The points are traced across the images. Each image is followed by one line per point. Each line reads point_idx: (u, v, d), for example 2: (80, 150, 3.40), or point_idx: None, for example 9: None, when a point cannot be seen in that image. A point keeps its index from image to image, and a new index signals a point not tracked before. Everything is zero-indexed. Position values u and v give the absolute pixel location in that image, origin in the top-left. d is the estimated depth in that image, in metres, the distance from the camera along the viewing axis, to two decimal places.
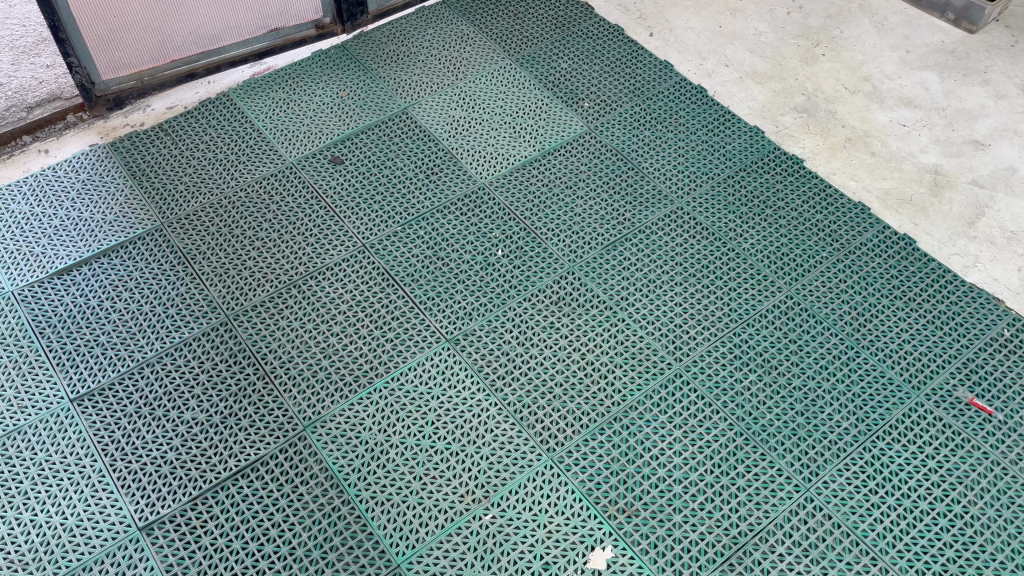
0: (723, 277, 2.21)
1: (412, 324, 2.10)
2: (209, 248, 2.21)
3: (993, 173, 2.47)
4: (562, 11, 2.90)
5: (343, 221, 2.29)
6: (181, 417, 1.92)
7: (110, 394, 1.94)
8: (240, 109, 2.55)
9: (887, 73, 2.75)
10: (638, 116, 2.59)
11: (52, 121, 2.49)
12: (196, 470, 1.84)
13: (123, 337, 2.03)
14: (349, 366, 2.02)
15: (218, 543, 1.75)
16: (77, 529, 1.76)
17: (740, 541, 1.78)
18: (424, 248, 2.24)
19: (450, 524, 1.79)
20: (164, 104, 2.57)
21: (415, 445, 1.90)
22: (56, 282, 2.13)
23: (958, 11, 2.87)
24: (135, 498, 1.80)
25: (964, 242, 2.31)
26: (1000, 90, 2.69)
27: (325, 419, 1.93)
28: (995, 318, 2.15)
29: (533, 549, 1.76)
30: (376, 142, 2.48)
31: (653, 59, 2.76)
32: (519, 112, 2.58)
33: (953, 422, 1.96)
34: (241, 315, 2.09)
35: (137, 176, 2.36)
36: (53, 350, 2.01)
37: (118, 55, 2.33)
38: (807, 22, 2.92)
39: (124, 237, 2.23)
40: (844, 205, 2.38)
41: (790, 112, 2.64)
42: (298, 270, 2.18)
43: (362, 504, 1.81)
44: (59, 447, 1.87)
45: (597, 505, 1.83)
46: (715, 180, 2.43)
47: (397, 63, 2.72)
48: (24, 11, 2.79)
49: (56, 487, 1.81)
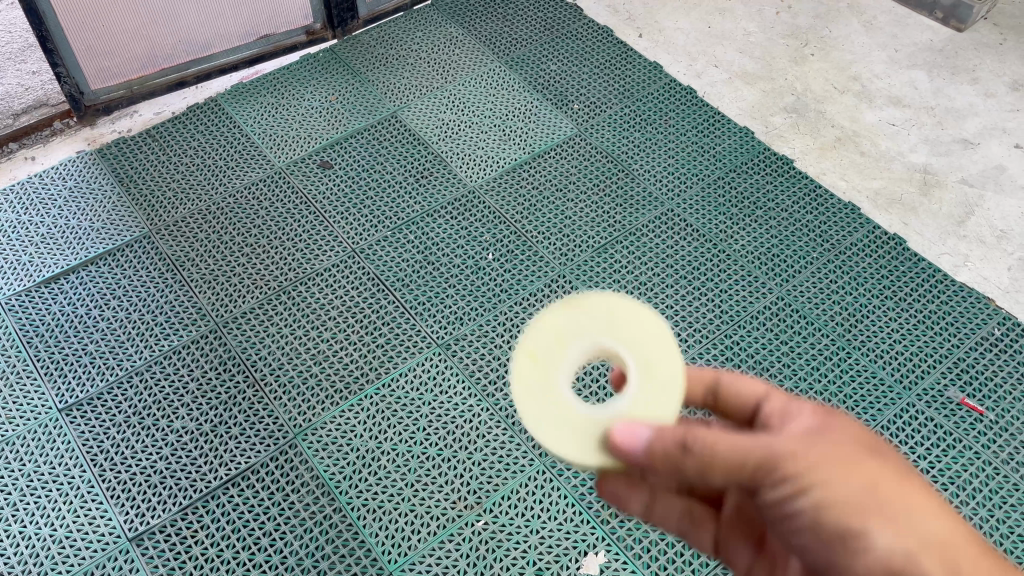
0: (714, 279, 2.21)
1: (403, 329, 2.09)
2: (198, 254, 2.20)
3: (982, 171, 2.47)
4: (551, 13, 2.90)
5: (333, 226, 2.28)
6: (170, 426, 1.91)
7: (98, 404, 1.93)
8: (229, 114, 2.54)
9: (876, 72, 2.76)
10: (627, 117, 2.59)
11: (39, 128, 2.47)
12: (186, 480, 1.83)
13: (112, 345, 2.02)
14: (340, 373, 2.01)
15: (210, 553, 1.74)
16: (66, 540, 1.75)
17: None
18: (414, 252, 2.23)
19: (443, 531, 1.79)
20: (152, 111, 2.55)
21: (406, 452, 1.89)
22: (44, 291, 2.11)
23: (946, 9, 2.88)
24: (126, 509, 1.79)
25: (954, 241, 2.32)
26: (988, 88, 2.69)
27: (316, 426, 1.92)
28: (985, 318, 2.15)
29: (525, 555, 1.76)
30: (364, 146, 2.47)
31: (642, 60, 2.76)
32: (508, 115, 2.57)
33: (944, 422, 1.97)
34: (231, 322, 2.08)
35: (125, 182, 2.35)
36: (41, 360, 2.00)
37: (106, 64, 2.34)
38: (795, 22, 2.93)
39: (112, 244, 2.21)
40: (834, 205, 2.38)
41: (779, 113, 2.64)
42: (288, 276, 2.17)
43: (354, 512, 1.81)
44: (47, 458, 1.85)
45: (590, 509, 1.82)
46: (705, 181, 2.43)
47: (386, 66, 2.70)
48: (10, 16, 2.77)
49: (44, 498, 1.80)
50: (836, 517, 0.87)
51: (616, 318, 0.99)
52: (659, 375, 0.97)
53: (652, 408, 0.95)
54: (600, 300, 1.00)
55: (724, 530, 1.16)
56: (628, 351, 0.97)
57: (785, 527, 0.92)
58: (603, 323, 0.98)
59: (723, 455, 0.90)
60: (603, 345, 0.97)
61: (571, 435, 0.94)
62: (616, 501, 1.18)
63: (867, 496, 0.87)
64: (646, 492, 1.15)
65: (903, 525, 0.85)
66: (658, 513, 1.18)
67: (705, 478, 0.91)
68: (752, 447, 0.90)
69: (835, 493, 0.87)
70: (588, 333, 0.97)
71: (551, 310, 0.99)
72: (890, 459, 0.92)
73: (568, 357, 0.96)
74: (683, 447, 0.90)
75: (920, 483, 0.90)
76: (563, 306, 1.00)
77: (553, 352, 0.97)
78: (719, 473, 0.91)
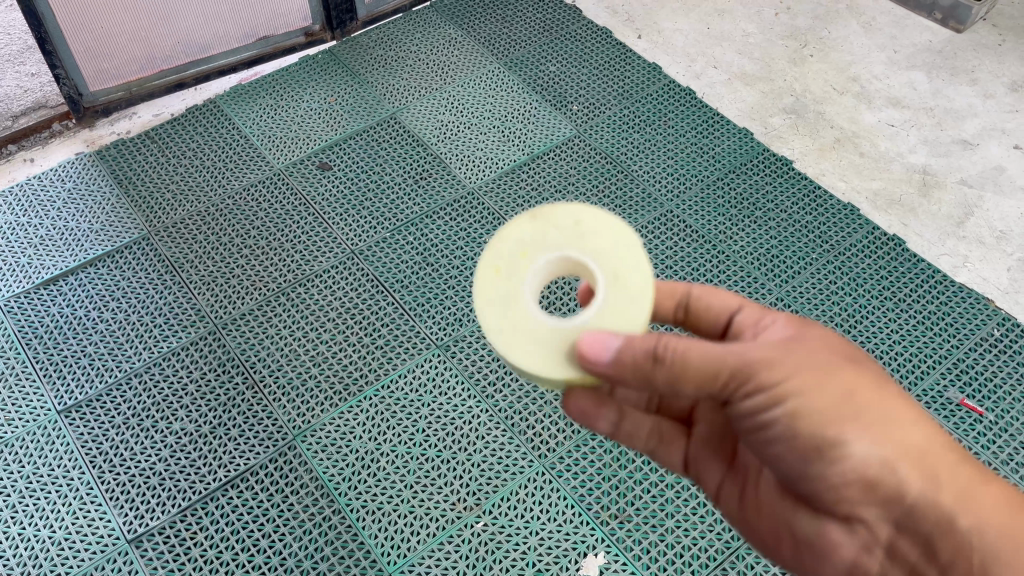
0: (714, 279, 2.21)
1: (402, 330, 2.09)
2: (197, 255, 2.20)
3: (981, 172, 2.47)
4: (550, 14, 2.90)
5: (332, 228, 2.28)
6: (169, 428, 1.91)
7: (97, 405, 1.93)
8: (227, 115, 2.54)
9: (875, 73, 2.76)
10: (626, 118, 2.59)
11: (38, 130, 2.47)
12: (185, 481, 1.83)
13: (111, 347, 2.02)
14: (339, 374, 2.01)
15: (209, 555, 1.74)
16: (66, 542, 1.75)
17: (732, 545, 1.78)
18: (413, 254, 2.23)
19: (442, 533, 1.79)
20: (151, 112, 2.55)
21: (406, 453, 1.89)
22: (43, 292, 2.11)
23: (945, 10, 2.89)
24: (125, 511, 1.79)
25: (953, 242, 2.32)
26: (987, 89, 2.69)
27: (315, 428, 1.92)
28: (984, 319, 2.15)
29: (525, 557, 1.76)
30: (363, 147, 2.47)
31: (641, 62, 2.76)
32: (508, 116, 2.57)
33: (944, 423, 1.96)
34: (230, 324, 2.08)
35: (123, 184, 2.35)
36: (40, 362, 2.00)
37: (105, 66, 2.35)
38: (794, 23, 2.93)
39: (111, 246, 2.21)
40: (833, 206, 2.38)
41: (778, 114, 2.64)
42: (287, 277, 2.17)
43: (353, 513, 1.81)
44: (47, 459, 1.85)
45: (589, 511, 1.82)
46: (705, 182, 2.43)
47: (385, 68, 2.70)
48: (9, 18, 2.78)
49: (43, 500, 1.80)
50: (812, 426, 1.00)
51: (581, 231, 1.10)
52: (623, 283, 1.07)
53: (612, 308, 1.06)
54: (566, 214, 1.12)
55: (690, 446, 1.34)
56: (588, 259, 1.08)
57: (763, 434, 1.05)
58: (566, 237, 1.09)
59: (696, 367, 0.99)
60: (567, 255, 1.08)
61: (534, 340, 1.04)
62: (585, 418, 1.33)
63: (840, 405, 1.00)
64: (613, 411, 1.32)
65: (875, 432, 1.00)
66: (626, 428, 1.35)
67: (676, 386, 1.01)
68: (723, 359, 1.01)
69: (812, 405, 1.00)
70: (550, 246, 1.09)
71: (518, 223, 1.10)
72: (862, 370, 1.04)
73: (530, 267, 1.07)
74: (655, 356, 0.98)
75: (892, 390, 1.04)
76: (532, 221, 1.11)
77: (518, 263, 1.08)
78: (691, 384, 1.01)
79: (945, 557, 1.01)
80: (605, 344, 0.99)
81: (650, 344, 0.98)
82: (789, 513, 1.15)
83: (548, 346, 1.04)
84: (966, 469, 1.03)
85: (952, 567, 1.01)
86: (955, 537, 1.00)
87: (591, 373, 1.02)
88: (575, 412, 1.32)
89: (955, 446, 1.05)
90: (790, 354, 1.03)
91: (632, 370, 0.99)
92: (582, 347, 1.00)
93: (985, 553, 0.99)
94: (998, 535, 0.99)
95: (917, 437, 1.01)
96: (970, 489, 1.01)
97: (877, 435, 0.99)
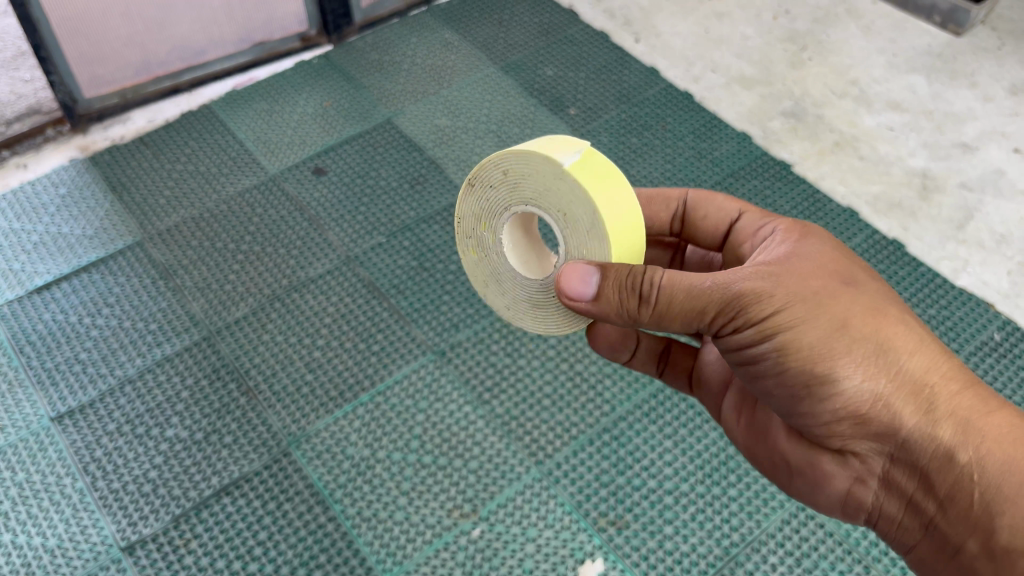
0: None
1: (399, 336, 2.07)
2: (191, 262, 2.19)
3: (982, 175, 2.46)
4: (547, 18, 2.90)
5: (327, 233, 2.26)
6: (163, 435, 1.89)
7: (90, 413, 1.91)
8: (222, 120, 2.52)
9: (874, 76, 2.75)
10: (624, 122, 2.58)
11: (31, 134, 2.43)
12: (178, 489, 1.81)
13: (105, 353, 2.01)
14: (335, 381, 1.99)
15: (202, 562, 1.72)
16: (58, 550, 1.72)
17: (732, 552, 1.76)
18: (409, 259, 2.22)
19: (438, 540, 1.76)
20: (145, 118, 2.52)
21: (402, 460, 1.87)
22: (36, 299, 2.09)
23: (944, 14, 2.88)
24: (118, 518, 1.77)
25: (953, 245, 2.30)
26: (988, 92, 2.68)
27: (310, 435, 1.90)
28: (985, 323, 2.14)
29: (522, 563, 1.74)
30: (359, 153, 2.46)
31: (639, 66, 2.76)
32: (506, 120, 2.56)
33: None
34: (224, 329, 2.06)
35: (117, 190, 2.33)
36: (33, 368, 1.98)
37: (100, 71, 2.41)
38: (793, 27, 2.92)
39: (103, 251, 2.20)
40: (833, 209, 2.37)
41: (777, 117, 2.62)
42: (282, 283, 2.16)
43: (348, 520, 1.79)
44: (39, 466, 1.83)
45: (587, 517, 1.80)
46: (703, 186, 2.41)
47: (381, 72, 2.69)
48: None
49: (36, 507, 1.78)
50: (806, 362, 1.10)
51: (510, 180, 1.20)
52: (572, 217, 1.16)
53: (577, 241, 1.18)
54: (493, 168, 1.21)
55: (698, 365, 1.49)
56: (527, 204, 1.20)
57: (759, 367, 1.15)
58: (506, 195, 1.22)
59: (681, 306, 1.11)
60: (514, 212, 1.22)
61: (528, 297, 1.29)
62: (613, 347, 1.50)
63: (833, 339, 1.09)
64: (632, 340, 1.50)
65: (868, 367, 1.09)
66: (642, 353, 1.53)
67: (664, 324, 1.14)
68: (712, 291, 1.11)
69: (806, 341, 1.09)
70: (496, 210, 1.25)
71: (467, 201, 1.28)
72: (861, 302, 1.12)
73: (492, 239, 1.28)
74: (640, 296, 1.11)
75: (894, 318, 1.12)
76: (472, 191, 1.26)
77: (484, 232, 1.29)
78: (678, 321, 1.12)
79: (942, 491, 1.08)
80: (585, 283, 1.13)
81: (632, 284, 1.11)
82: (787, 443, 1.26)
83: (535, 301, 1.29)
84: (968, 400, 1.08)
85: (952, 502, 1.07)
86: (953, 472, 1.06)
87: (577, 309, 1.17)
88: (603, 345, 1.50)
89: (955, 377, 1.11)
90: (784, 281, 1.11)
91: (615, 306, 1.13)
92: (561, 288, 1.15)
93: (986, 487, 1.04)
94: (1002, 470, 1.03)
95: (911, 368, 1.10)
96: (971, 420, 1.07)
97: (866, 369, 1.09)
